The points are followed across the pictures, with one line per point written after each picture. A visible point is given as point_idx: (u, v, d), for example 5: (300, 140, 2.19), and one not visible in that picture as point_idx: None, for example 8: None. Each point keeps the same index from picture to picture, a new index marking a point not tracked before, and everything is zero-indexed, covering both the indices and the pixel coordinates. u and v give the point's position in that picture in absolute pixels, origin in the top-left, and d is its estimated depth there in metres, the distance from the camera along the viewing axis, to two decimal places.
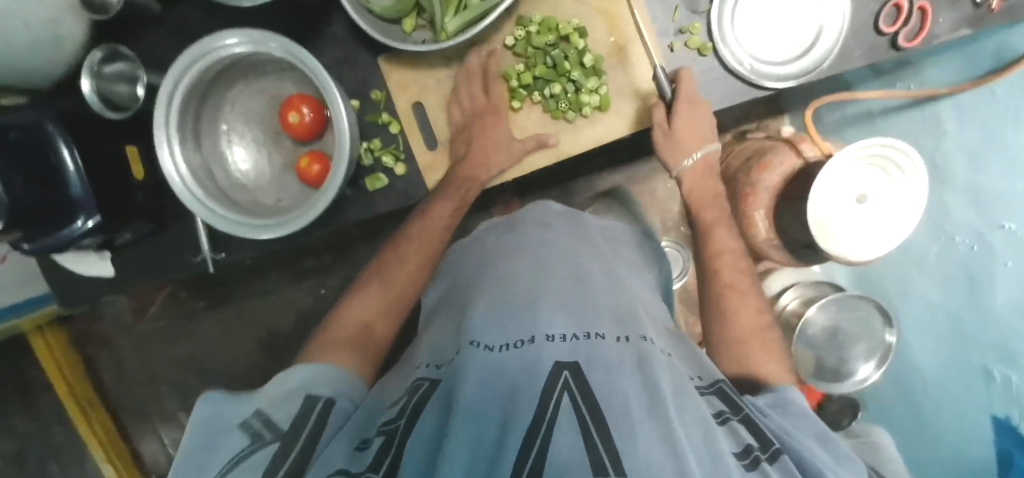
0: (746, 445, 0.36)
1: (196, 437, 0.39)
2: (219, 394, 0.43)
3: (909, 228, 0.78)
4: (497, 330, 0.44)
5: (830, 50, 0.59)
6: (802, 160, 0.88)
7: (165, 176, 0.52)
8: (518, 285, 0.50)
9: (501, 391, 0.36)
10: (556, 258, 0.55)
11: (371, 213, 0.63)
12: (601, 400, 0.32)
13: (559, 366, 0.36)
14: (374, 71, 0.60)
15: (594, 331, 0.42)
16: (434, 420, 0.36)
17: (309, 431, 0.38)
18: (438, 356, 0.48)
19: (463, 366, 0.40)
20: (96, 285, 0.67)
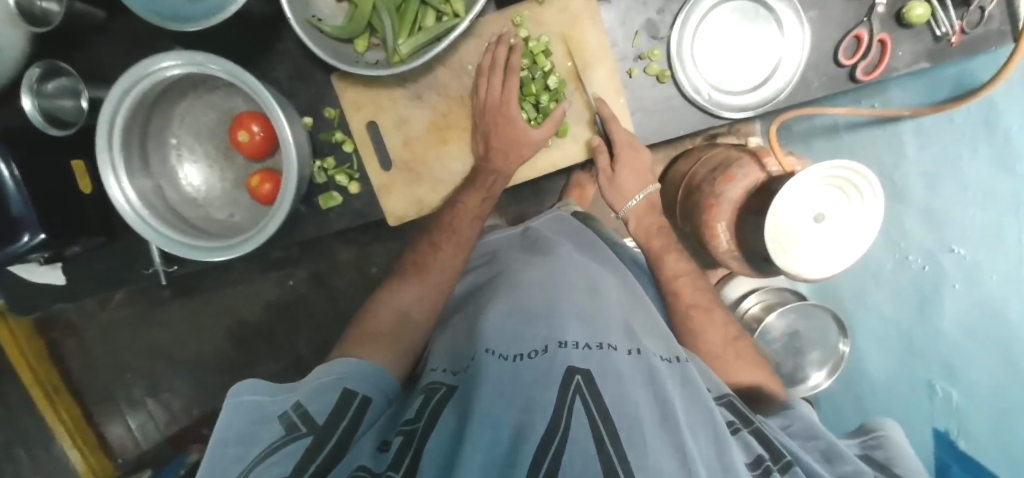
0: (758, 455, 0.41)
1: (235, 420, 0.42)
2: (246, 381, 0.45)
3: (862, 246, 0.81)
4: (513, 342, 0.49)
5: (788, 82, 0.59)
6: (765, 174, 0.87)
7: (114, 204, 0.52)
8: (537, 300, 0.55)
9: (516, 395, 0.40)
10: (574, 278, 0.60)
11: (327, 230, 0.63)
12: (613, 409, 0.37)
13: (572, 372, 0.41)
14: (329, 89, 0.60)
15: (607, 342, 0.47)
16: (452, 421, 0.40)
17: (343, 428, 0.42)
18: (452, 360, 0.53)
19: (481, 373, 0.45)
20: (45, 293, 0.66)
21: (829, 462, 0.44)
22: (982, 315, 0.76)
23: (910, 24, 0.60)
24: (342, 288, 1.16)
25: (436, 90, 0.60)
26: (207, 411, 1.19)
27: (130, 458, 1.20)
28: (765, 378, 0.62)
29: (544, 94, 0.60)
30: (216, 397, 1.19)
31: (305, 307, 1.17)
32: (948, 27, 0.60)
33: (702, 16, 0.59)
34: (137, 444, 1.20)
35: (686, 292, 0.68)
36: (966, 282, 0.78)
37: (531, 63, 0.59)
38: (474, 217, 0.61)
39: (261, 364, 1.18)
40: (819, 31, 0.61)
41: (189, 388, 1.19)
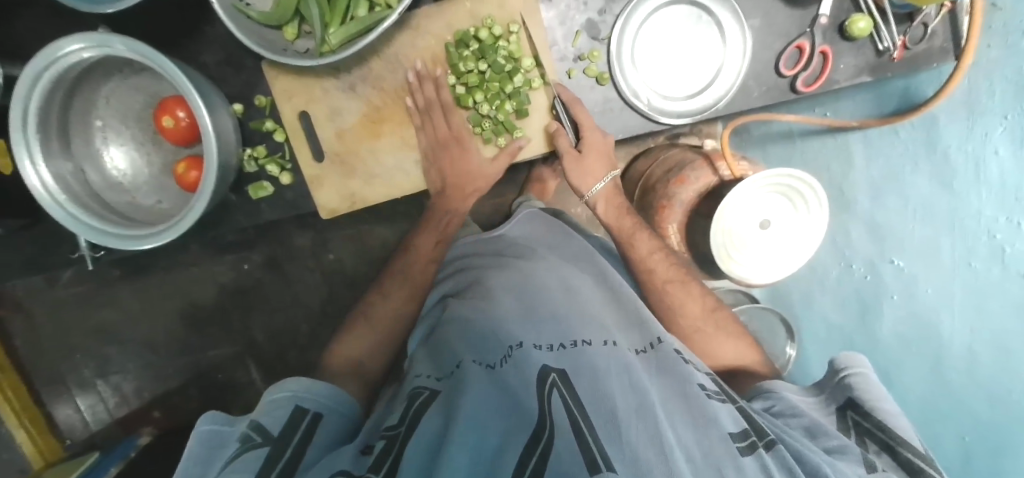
0: (744, 429, 0.42)
1: (194, 452, 0.41)
2: (208, 412, 0.44)
3: (805, 257, 0.81)
4: (489, 345, 0.50)
5: (727, 90, 0.59)
6: (716, 178, 0.86)
7: (28, 187, 0.50)
8: (516, 300, 0.57)
9: (499, 404, 0.41)
10: (552, 276, 0.63)
11: (258, 219, 0.62)
12: (591, 407, 0.40)
13: (546, 370, 0.44)
14: (260, 77, 0.58)
15: (581, 339, 0.49)
16: (436, 424, 0.40)
17: (298, 438, 0.43)
18: (435, 365, 0.53)
19: (463, 378, 0.45)
20: None
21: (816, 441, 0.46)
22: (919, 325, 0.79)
23: (853, 37, 0.59)
24: (297, 274, 1.15)
25: (371, 82, 0.58)
26: (159, 394, 1.18)
27: (79, 439, 1.18)
28: (754, 350, 0.66)
29: (508, 86, 0.57)
30: (167, 379, 1.18)
31: (260, 292, 1.16)
32: (890, 42, 0.60)
33: (643, 19, 0.58)
34: (87, 426, 1.18)
35: (661, 268, 0.68)
36: (905, 296, 0.79)
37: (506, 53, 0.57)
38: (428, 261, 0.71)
39: (213, 348, 1.17)
40: (762, 39, 0.60)
41: (139, 370, 1.17)
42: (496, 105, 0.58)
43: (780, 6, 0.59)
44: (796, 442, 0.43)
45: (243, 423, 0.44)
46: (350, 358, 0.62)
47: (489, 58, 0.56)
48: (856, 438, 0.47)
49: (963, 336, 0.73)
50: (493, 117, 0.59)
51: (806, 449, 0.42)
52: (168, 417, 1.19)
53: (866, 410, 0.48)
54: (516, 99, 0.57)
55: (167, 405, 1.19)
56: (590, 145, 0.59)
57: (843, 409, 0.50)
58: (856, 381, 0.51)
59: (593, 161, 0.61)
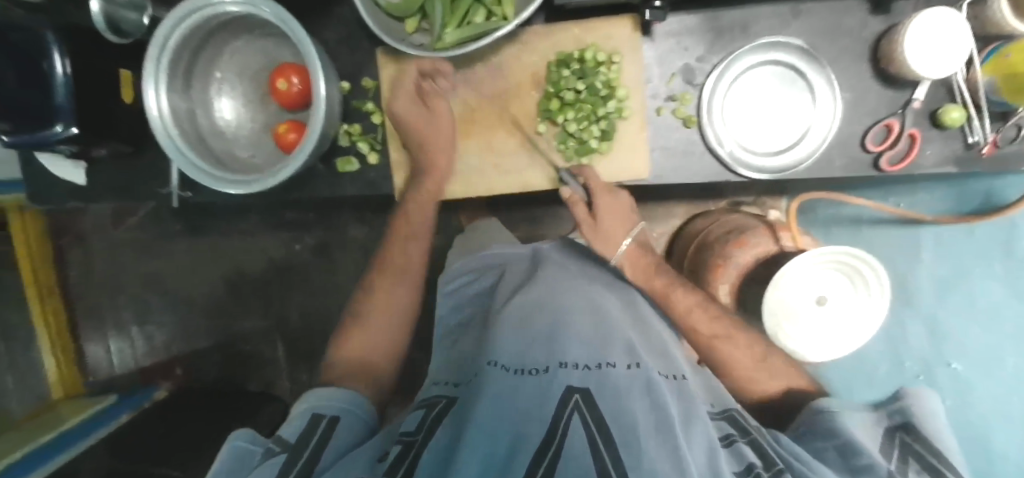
0: (749, 464, 0.40)
1: (220, 466, 0.43)
2: (240, 430, 0.47)
3: (861, 340, 0.80)
4: (517, 354, 0.49)
5: (811, 154, 0.60)
6: (776, 248, 0.85)
7: (147, 114, 0.55)
8: (544, 312, 0.54)
9: (514, 413, 0.41)
10: (580, 288, 0.60)
11: (337, 192, 0.65)
12: (613, 427, 0.38)
13: (571, 391, 0.42)
14: (368, 61, 0.62)
15: (606, 360, 0.46)
16: (444, 438, 0.42)
17: (316, 442, 0.46)
18: (454, 373, 0.57)
19: (485, 384, 0.45)
20: (66, 189, 0.71)
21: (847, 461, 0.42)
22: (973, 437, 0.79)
23: (943, 126, 0.60)
24: (342, 263, 1.17)
25: (472, 84, 0.62)
26: (185, 350, 1.22)
27: (100, 378, 1.24)
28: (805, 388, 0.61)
29: (600, 109, 0.59)
30: (197, 339, 1.22)
31: (304, 273, 1.19)
32: (981, 136, 0.60)
33: (738, 74, 0.60)
34: (112, 367, 1.23)
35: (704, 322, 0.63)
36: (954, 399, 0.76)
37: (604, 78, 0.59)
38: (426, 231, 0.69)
39: (247, 318, 1.20)
40: (852, 112, 0.61)
41: (173, 324, 1.22)
42: (585, 125, 0.60)
43: (876, 85, 0.61)
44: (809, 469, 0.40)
45: (269, 439, 0.47)
46: (350, 355, 0.62)
47: (587, 80, 0.58)
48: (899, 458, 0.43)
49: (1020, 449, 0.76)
50: (575, 137, 0.61)
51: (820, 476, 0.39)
52: (188, 376, 1.21)
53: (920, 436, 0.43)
54: (605, 123, 0.59)
55: (190, 365, 1.21)
56: (605, 206, 0.61)
57: (890, 430, 0.46)
58: (912, 408, 0.46)
59: (611, 225, 0.63)
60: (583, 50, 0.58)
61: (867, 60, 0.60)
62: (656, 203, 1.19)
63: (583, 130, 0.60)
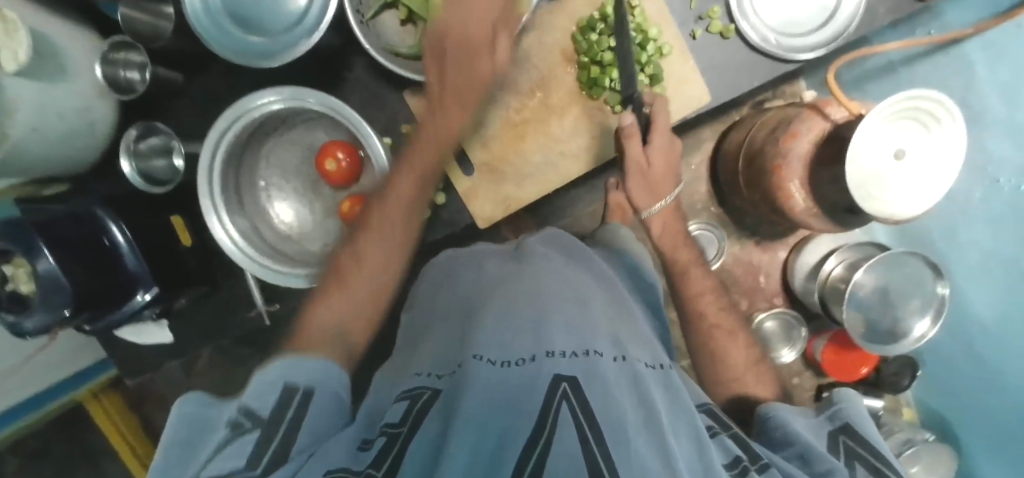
0: (735, 456, 0.34)
1: (169, 442, 0.34)
2: (187, 395, 0.38)
3: (950, 176, 0.74)
4: (500, 340, 0.36)
5: (855, 12, 0.58)
6: (829, 124, 0.80)
7: (221, 244, 0.56)
8: (516, 294, 0.43)
9: (496, 403, 0.29)
10: (552, 267, 0.50)
11: (417, 244, 0.65)
12: (602, 418, 0.28)
13: (558, 379, 0.31)
14: (401, 107, 0.61)
15: (592, 348, 0.35)
16: (434, 433, 0.30)
17: (292, 418, 0.34)
18: (437, 361, 0.41)
19: (459, 386, 0.32)
20: (156, 352, 0.71)
21: (807, 466, 0.37)
22: None
23: None
24: None
25: (507, 87, 0.60)
26: None
27: None
28: None
29: (643, 56, 0.57)
30: None
31: None
32: None
33: None
34: None
35: None
36: None
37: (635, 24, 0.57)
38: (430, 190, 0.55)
39: None
40: None
41: None
42: None
43: None
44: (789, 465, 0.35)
45: (226, 409, 0.35)
46: (321, 327, 0.46)
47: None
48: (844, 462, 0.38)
49: None
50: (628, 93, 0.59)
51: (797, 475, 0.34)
52: None
53: (865, 441, 0.39)
54: (652, 67, 0.58)
55: None
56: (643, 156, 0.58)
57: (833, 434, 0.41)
58: (854, 413, 0.42)
59: (659, 171, 0.59)
60: (604, 6, 0.57)
61: None
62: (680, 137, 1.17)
63: None
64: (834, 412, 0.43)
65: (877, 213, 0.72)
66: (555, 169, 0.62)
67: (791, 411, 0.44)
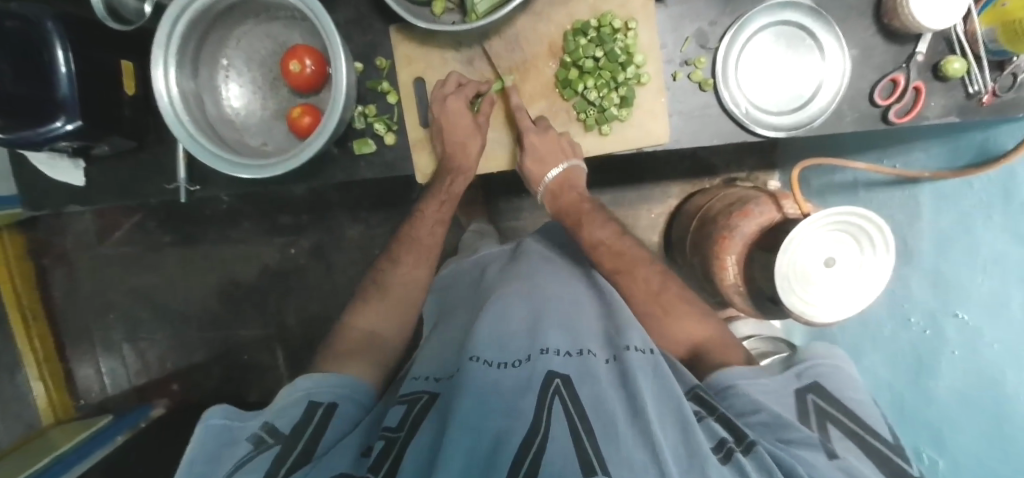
0: (721, 438, 0.40)
1: (202, 443, 0.45)
2: (217, 406, 0.49)
3: (874, 289, 0.75)
4: (495, 348, 0.48)
5: (825, 109, 0.61)
6: (780, 215, 0.83)
7: (155, 93, 0.53)
8: (519, 310, 0.54)
9: (497, 397, 0.40)
10: (554, 287, 0.61)
11: (354, 176, 0.64)
12: (590, 411, 0.38)
13: (551, 377, 0.42)
14: (384, 41, 0.63)
15: (585, 350, 0.48)
16: (430, 436, 0.40)
17: (311, 432, 0.47)
18: (434, 369, 0.54)
19: (464, 374, 0.44)
20: (61, 193, 0.68)
21: (776, 432, 0.44)
22: (976, 383, 0.72)
23: (945, 76, 0.62)
24: (340, 264, 1.20)
25: (488, 58, 0.63)
26: (182, 365, 1.25)
27: (91, 401, 1.26)
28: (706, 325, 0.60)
29: (619, 75, 0.60)
30: (192, 352, 1.24)
31: (301, 276, 1.21)
32: (982, 86, 0.61)
33: (748, 38, 0.62)
34: (103, 389, 1.26)
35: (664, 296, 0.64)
36: (963, 348, 0.73)
37: (622, 45, 0.60)
38: (433, 223, 0.71)
39: (245, 328, 1.23)
40: (858, 69, 0.63)
41: (166, 338, 1.25)
42: (605, 92, 0.60)
43: (879, 41, 0.63)
44: (771, 444, 0.41)
45: (255, 423, 0.47)
46: (361, 330, 0.65)
47: (605, 47, 0.59)
48: (819, 422, 0.46)
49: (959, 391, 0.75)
50: (596, 106, 0.62)
51: (780, 450, 0.41)
52: (183, 391, 1.24)
53: (833, 397, 0.47)
54: (624, 89, 0.60)
55: (185, 380, 1.24)
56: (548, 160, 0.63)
57: (804, 391, 0.49)
58: (824, 370, 0.50)
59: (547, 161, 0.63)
60: (600, 19, 0.59)
61: (870, 17, 0.63)
62: (653, 182, 1.20)
63: (604, 95, 0.61)
64: (804, 368, 0.51)
65: (795, 310, 0.75)
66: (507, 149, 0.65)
67: (757, 373, 0.51)
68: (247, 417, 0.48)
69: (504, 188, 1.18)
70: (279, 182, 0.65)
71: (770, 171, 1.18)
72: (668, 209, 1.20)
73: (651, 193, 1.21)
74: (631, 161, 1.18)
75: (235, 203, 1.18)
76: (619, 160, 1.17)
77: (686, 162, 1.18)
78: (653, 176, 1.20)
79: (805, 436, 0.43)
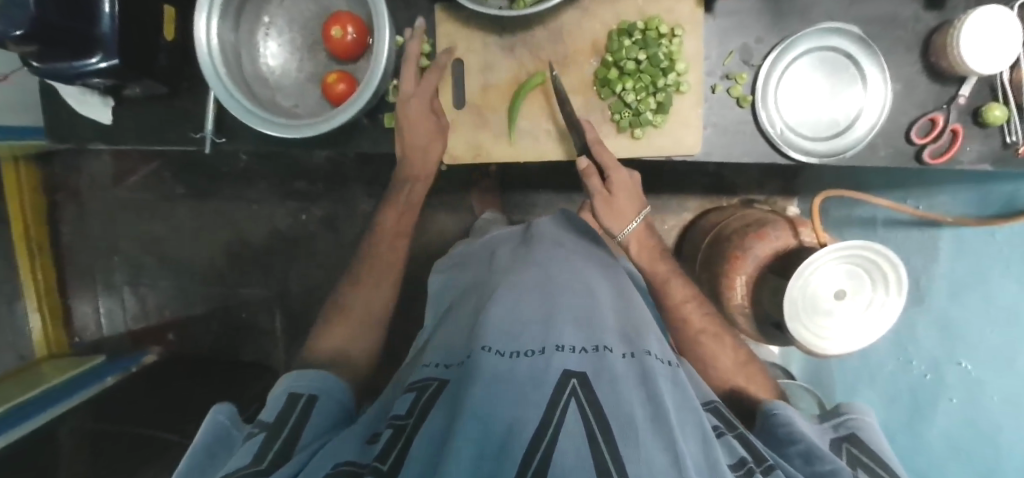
0: (741, 457, 0.40)
1: (205, 437, 0.46)
2: (222, 404, 0.50)
3: (882, 327, 0.75)
4: (508, 340, 0.47)
5: (861, 140, 0.60)
6: (797, 242, 0.82)
7: (194, 40, 0.53)
8: (533, 301, 0.53)
9: (510, 391, 0.40)
10: (571, 274, 0.59)
11: (380, 148, 0.65)
12: (607, 409, 0.37)
13: (567, 375, 0.41)
14: (427, 17, 0.63)
15: (602, 345, 0.46)
16: (440, 423, 0.40)
17: (295, 419, 0.48)
18: (444, 354, 0.54)
19: (473, 368, 0.43)
20: (87, 128, 0.68)
21: (809, 465, 0.44)
22: (971, 430, 0.73)
23: (985, 123, 0.61)
24: (348, 236, 1.20)
25: (529, 47, 0.63)
26: (180, 316, 1.26)
27: (86, 340, 1.27)
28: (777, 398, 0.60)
29: (660, 81, 0.59)
30: (192, 304, 1.25)
31: (309, 243, 1.22)
32: (1019, 136, 0.60)
33: (791, 60, 0.61)
34: (100, 329, 1.27)
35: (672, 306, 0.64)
36: (964, 398, 0.73)
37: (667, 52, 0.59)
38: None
39: (247, 286, 1.23)
40: (899, 105, 0.63)
41: (167, 288, 1.26)
42: (643, 95, 0.60)
43: (923, 79, 0.62)
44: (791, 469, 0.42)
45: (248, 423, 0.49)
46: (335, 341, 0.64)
47: (649, 51, 0.59)
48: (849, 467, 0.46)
49: (950, 438, 0.76)
50: (632, 109, 0.61)
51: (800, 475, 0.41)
52: (178, 341, 1.25)
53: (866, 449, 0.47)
54: (662, 95, 0.59)
55: (181, 331, 1.25)
56: (619, 183, 0.63)
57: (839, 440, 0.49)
58: (859, 426, 0.50)
59: (623, 202, 0.64)
60: (647, 22, 0.59)
61: (918, 53, 0.62)
62: (670, 194, 1.20)
63: (642, 99, 0.60)
64: (842, 421, 0.52)
65: (807, 343, 0.74)
66: (535, 143, 0.64)
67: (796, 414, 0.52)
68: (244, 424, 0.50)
69: (522, 181, 1.18)
70: (305, 144, 0.65)
71: (790, 198, 1.17)
72: (682, 222, 1.20)
73: (666, 204, 1.20)
74: (651, 170, 1.17)
75: (253, 163, 1.19)
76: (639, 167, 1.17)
77: (706, 179, 1.17)
78: (671, 187, 1.19)
79: (837, 467, 0.42)
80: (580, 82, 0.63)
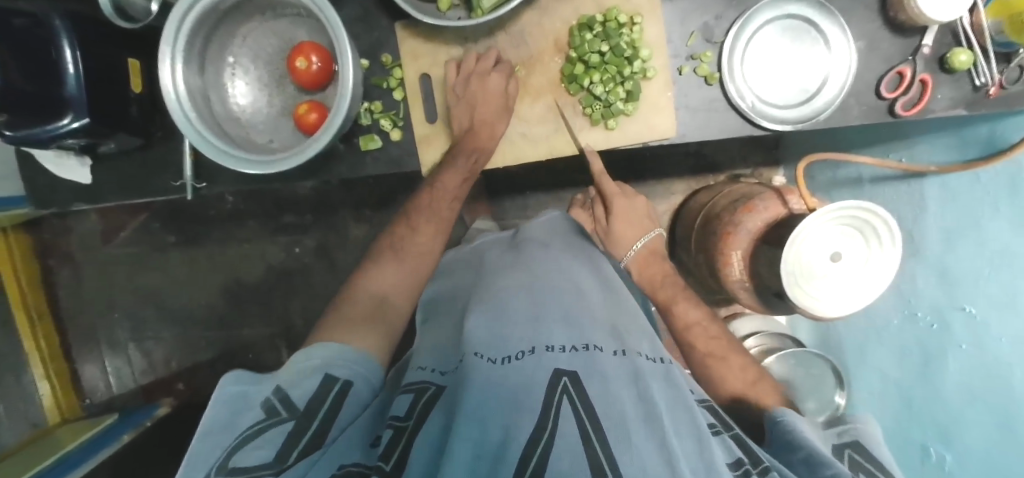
0: (738, 458, 0.40)
1: (218, 408, 0.46)
2: (237, 371, 0.50)
3: (879, 288, 0.75)
4: (499, 343, 0.47)
5: (831, 102, 0.61)
6: (787, 210, 0.82)
7: (161, 88, 0.53)
8: (523, 302, 0.53)
9: (502, 394, 0.40)
10: (557, 275, 0.60)
11: (359, 171, 0.65)
12: (599, 408, 0.37)
13: (558, 375, 0.41)
14: (388, 37, 0.63)
15: (592, 343, 0.46)
16: (435, 431, 0.40)
17: (326, 409, 0.47)
18: (438, 358, 0.55)
19: (467, 371, 0.44)
20: (68, 190, 0.68)
21: (813, 471, 0.42)
22: (988, 381, 0.70)
23: (952, 69, 0.61)
24: (343, 262, 1.20)
25: (493, 54, 0.63)
26: (187, 366, 1.25)
27: (97, 401, 1.26)
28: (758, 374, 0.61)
29: (626, 70, 0.60)
30: (198, 351, 1.25)
31: (306, 275, 1.22)
32: (988, 78, 0.60)
33: (754, 31, 0.61)
34: (109, 388, 1.26)
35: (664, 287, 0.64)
36: (974, 344, 0.72)
37: (629, 40, 0.60)
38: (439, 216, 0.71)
39: (250, 326, 1.23)
40: (864, 63, 0.63)
41: (171, 338, 1.26)
42: (611, 86, 0.60)
43: (885, 34, 0.63)
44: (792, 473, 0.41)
45: (269, 389, 0.48)
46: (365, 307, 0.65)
47: (611, 42, 0.59)
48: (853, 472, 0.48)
49: (962, 389, 0.75)
50: (602, 100, 0.62)
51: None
52: (188, 390, 1.24)
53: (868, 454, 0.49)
54: (630, 83, 0.60)
55: (190, 379, 1.25)
56: None
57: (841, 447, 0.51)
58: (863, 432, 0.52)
59: None
60: (606, 14, 0.60)
61: (876, 9, 0.63)
62: (656, 180, 1.20)
63: (610, 90, 0.61)
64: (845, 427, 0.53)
65: (801, 305, 0.73)
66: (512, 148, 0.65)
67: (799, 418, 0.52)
68: (264, 384, 0.50)
69: (509, 186, 1.18)
70: (285, 178, 0.65)
71: (775, 168, 1.18)
72: (673, 206, 1.20)
73: (654, 190, 1.21)
74: (635, 158, 1.18)
75: (240, 203, 1.19)
76: (622, 156, 1.18)
77: (690, 159, 1.18)
78: (657, 173, 1.20)
79: (840, 473, 0.40)
80: (548, 81, 0.63)
